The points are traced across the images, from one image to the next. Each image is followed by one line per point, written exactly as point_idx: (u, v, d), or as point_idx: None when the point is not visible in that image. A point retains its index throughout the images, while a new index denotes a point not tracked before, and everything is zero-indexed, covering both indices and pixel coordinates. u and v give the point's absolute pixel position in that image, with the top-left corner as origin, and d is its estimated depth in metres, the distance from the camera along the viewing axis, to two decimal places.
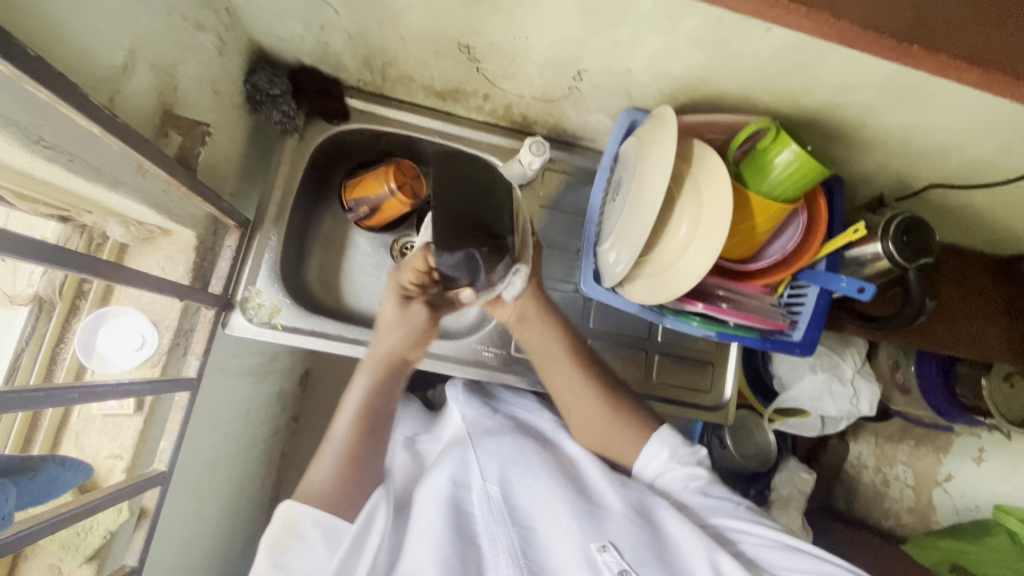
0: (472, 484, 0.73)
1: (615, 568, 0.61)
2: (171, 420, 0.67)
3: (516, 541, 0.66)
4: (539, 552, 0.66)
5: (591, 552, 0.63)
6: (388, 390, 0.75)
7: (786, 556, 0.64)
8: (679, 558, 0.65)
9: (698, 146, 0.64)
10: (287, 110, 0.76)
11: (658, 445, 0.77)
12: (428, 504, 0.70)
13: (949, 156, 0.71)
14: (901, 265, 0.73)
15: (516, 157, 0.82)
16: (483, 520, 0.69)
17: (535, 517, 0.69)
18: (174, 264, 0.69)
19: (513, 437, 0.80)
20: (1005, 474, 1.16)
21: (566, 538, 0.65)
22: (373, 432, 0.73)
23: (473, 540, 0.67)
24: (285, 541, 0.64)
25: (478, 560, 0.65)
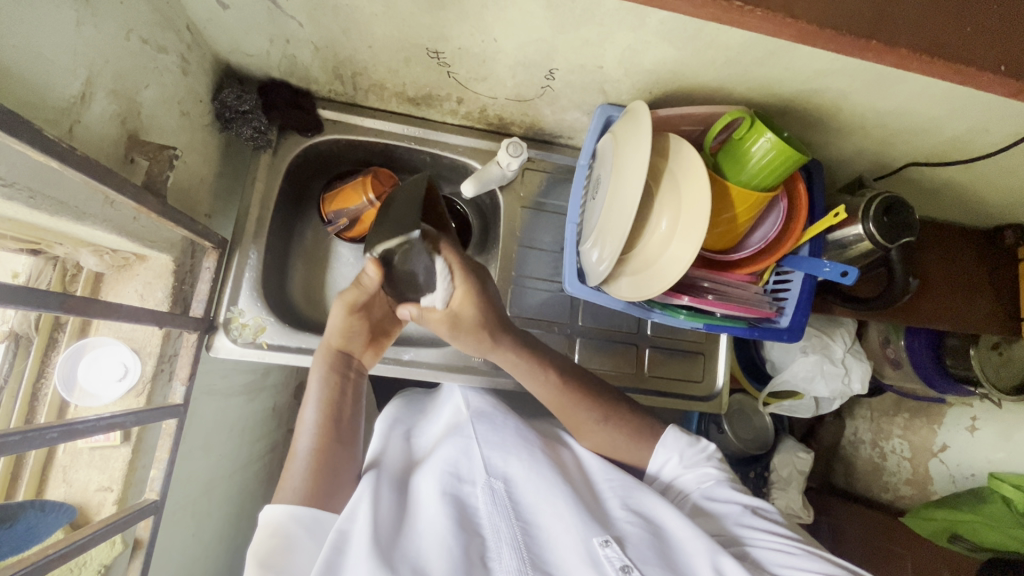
0: (474, 477, 0.73)
1: (618, 563, 0.62)
2: (161, 448, 0.66)
3: (519, 535, 0.65)
4: (541, 545, 0.65)
5: (594, 546, 0.63)
6: (340, 385, 0.76)
7: (795, 559, 0.64)
8: (682, 555, 0.65)
9: (674, 139, 0.63)
10: (258, 126, 0.75)
11: (665, 450, 0.79)
12: (428, 498, 0.70)
13: (925, 135, 0.71)
14: (882, 245, 0.73)
15: (494, 160, 0.81)
16: (488, 513, 0.69)
17: (536, 511, 0.69)
18: (153, 290, 0.67)
19: (517, 433, 0.80)
20: (998, 441, 1.18)
21: (567, 531, 0.65)
22: (338, 425, 0.75)
23: (477, 530, 0.66)
24: (272, 543, 0.62)
25: (481, 551, 0.64)
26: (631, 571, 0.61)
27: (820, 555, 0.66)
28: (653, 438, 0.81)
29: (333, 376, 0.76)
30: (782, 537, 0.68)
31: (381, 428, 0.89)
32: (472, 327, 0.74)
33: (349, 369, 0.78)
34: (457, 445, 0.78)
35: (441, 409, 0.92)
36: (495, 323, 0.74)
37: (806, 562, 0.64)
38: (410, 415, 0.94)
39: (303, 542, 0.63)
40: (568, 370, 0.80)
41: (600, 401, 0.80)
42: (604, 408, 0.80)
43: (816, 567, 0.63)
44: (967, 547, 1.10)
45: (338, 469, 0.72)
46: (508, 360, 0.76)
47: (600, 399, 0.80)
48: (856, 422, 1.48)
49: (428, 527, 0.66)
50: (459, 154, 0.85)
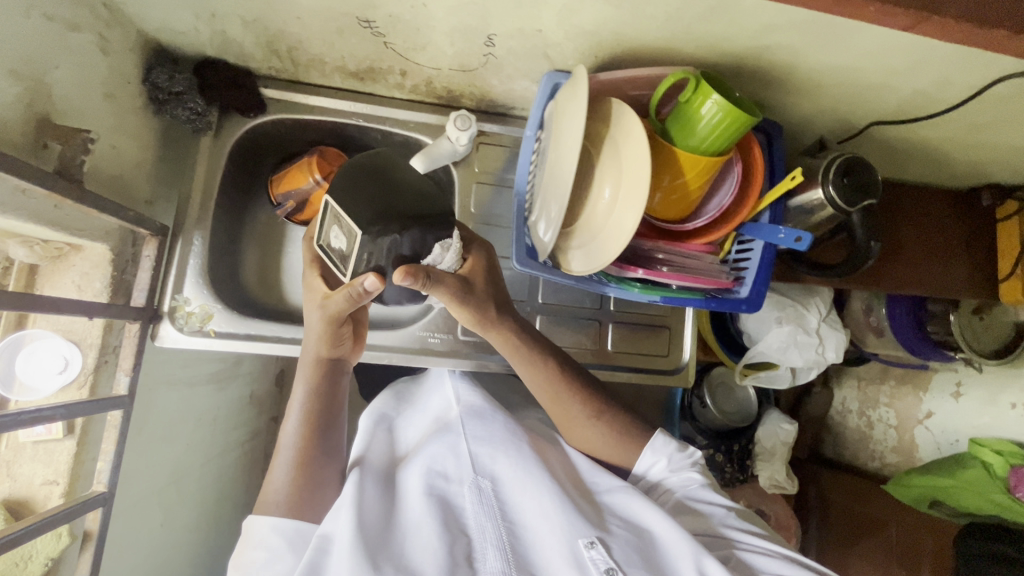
0: (461, 477, 0.72)
1: (603, 566, 0.62)
2: (106, 440, 0.65)
3: (505, 535, 0.65)
4: (527, 547, 0.65)
5: (579, 548, 0.63)
6: (326, 389, 0.76)
7: (780, 563, 0.66)
8: (667, 560, 0.65)
9: (615, 103, 0.60)
10: (195, 107, 0.72)
11: (654, 454, 0.78)
12: (413, 496, 0.69)
13: (886, 91, 0.68)
14: (843, 209, 0.71)
15: (443, 135, 0.78)
16: (474, 512, 0.68)
17: (521, 510, 0.69)
18: (91, 280, 0.66)
19: (508, 429, 0.79)
20: (982, 407, 1.17)
21: (553, 531, 0.65)
22: (324, 432, 0.75)
23: (462, 530, 0.66)
24: (252, 554, 0.64)
25: (467, 551, 0.63)
26: (615, 574, 0.61)
27: (800, 561, 0.67)
28: (640, 442, 0.80)
29: (319, 383, 0.75)
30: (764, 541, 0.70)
31: (365, 422, 0.86)
32: (477, 304, 0.72)
33: (337, 373, 0.77)
34: (445, 442, 0.77)
35: (430, 400, 0.90)
36: (496, 306, 0.75)
37: (788, 566, 0.65)
38: (398, 403, 0.91)
39: (283, 554, 0.64)
40: (566, 363, 0.80)
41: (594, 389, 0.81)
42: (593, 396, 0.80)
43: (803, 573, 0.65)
44: (949, 510, 1.13)
45: (325, 479, 0.73)
46: (510, 343, 0.75)
47: (596, 398, 0.81)
48: (843, 392, 1.47)
49: (415, 527, 0.65)
50: (410, 131, 0.82)
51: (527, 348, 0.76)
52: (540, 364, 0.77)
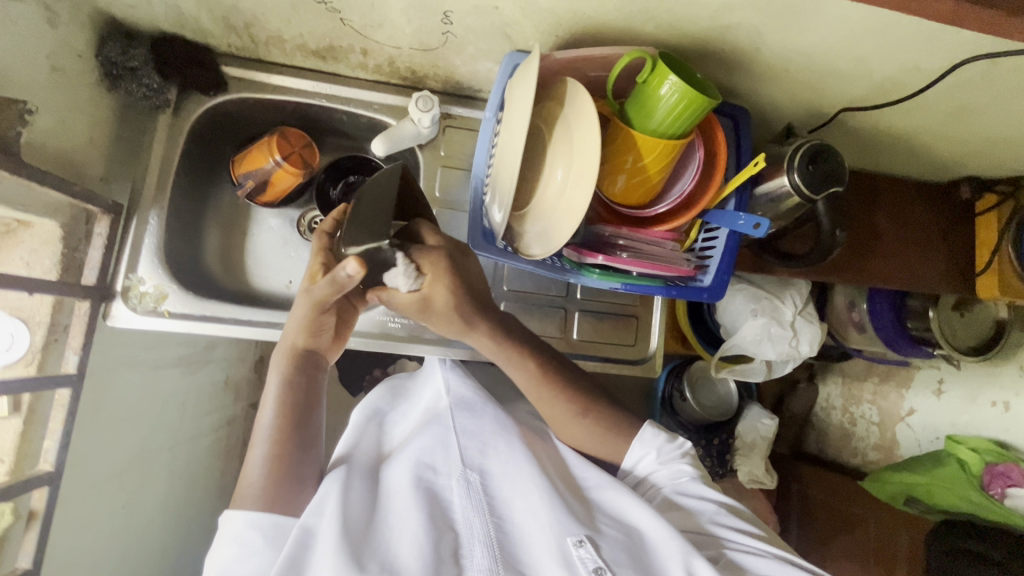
0: (450, 470, 0.71)
1: (591, 565, 0.60)
2: (54, 419, 0.66)
3: (492, 531, 0.64)
4: (515, 544, 0.64)
5: (567, 546, 0.62)
6: (304, 382, 0.73)
7: (772, 564, 0.63)
8: (656, 559, 0.63)
9: (570, 84, 0.59)
10: (151, 83, 0.71)
11: (642, 447, 0.76)
12: (400, 490, 0.68)
13: (854, 76, 0.67)
14: (809, 198, 0.69)
15: (407, 118, 0.77)
16: (462, 507, 0.67)
17: (511, 506, 0.68)
18: (40, 257, 0.64)
19: (497, 425, 0.78)
20: (962, 404, 1.16)
21: (542, 527, 0.64)
22: (303, 427, 0.72)
23: (450, 525, 0.65)
24: (228, 551, 0.61)
25: (453, 547, 0.62)
26: (604, 574, 0.60)
27: (794, 561, 0.64)
28: (629, 432, 0.78)
29: (296, 376, 0.73)
30: (753, 538, 0.67)
31: (357, 417, 0.84)
32: (444, 317, 0.69)
33: (314, 368, 0.74)
34: (434, 434, 0.76)
35: (421, 392, 0.88)
36: (472, 311, 0.70)
37: (783, 568, 0.62)
38: (393, 398, 0.89)
39: (263, 550, 0.61)
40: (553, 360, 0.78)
41: (584, 390, 0.79)
42: (585, 393, 0.78)
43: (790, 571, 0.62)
44: (920, 508, 1.12)
45: (303, 475, 0.70)
46: (490, 341, 0.73)
47: (583, 392, 0.79)
48: (828, 388, 1.46)
49: (401, 521, 0.63)
50: (374, 112, 0.81)
51: (508, 346, 0.74)
52: (520, 364, 0.75)
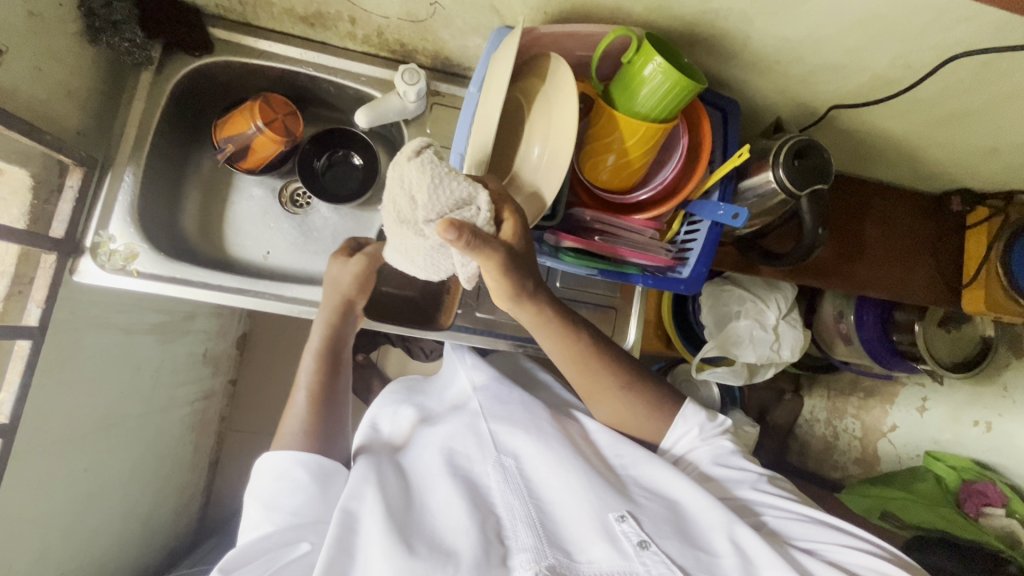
0: (480, 457, 0.70)
1: (635, 538, 0.59)
2: (12, 371, 0.64)
3: (533, 513, 0.63)
4: (556, 522, 0.63)
5: (609, 522, 0.61)
6: (342, 334, 0.77)
7: (812, 529, 0.63)
8: (700, 532, 0.62)
9: (552, 59, 0.58)
10: (133, 39, 0.70)
11: (685, 423, 0.74)
12: (433, 475, 0.67)
13: (844, 72, 0.66)
14: (793, 193, 0.68)
15: (393, 91, 0.76)
16: (500, 491, 0.66)
17: (546, 487, 0.67)
18: (7, 206, 0.64)
19: (522, 407, 0.77)
20: (945, 422, 1.15)
21: (582, 507, 0.63)
22: (336, 374, 0.76)
23: (489, 507, 0.64)
24: (276, 487, 0.64)
25: (497, 528, 0.61)
26: (649, 546, 0.58)
27: (833, 524, 0.64)
28: (671, 410, 0.75)
29: (335, 327, 0.75)
30: (794, 507, 0.66)
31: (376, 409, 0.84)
32: (525, 273, 0.58)
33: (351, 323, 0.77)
34: (462, 423, 0.76)
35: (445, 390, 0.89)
36: (536, 274, 0.61)
37: (826, 534, 0.62)
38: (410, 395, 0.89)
39: (308, 487, 0.64)
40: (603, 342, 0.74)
41: (630, 369, 0.74)
42: (635, 377, 0.75)
43: (839, 540, 0.61)
44: (896, 524, 1.08)
45: (334, 409, 0.74)
46: (542, 317, 0.66)
47: (625, 366, 0.75)
48: (813, 400, 1.44)
49: (441, 502, 0.63)
50: (361, 84, 0.80)
51: (557, 322, 0.68)
52: (570, 340, 0.70)
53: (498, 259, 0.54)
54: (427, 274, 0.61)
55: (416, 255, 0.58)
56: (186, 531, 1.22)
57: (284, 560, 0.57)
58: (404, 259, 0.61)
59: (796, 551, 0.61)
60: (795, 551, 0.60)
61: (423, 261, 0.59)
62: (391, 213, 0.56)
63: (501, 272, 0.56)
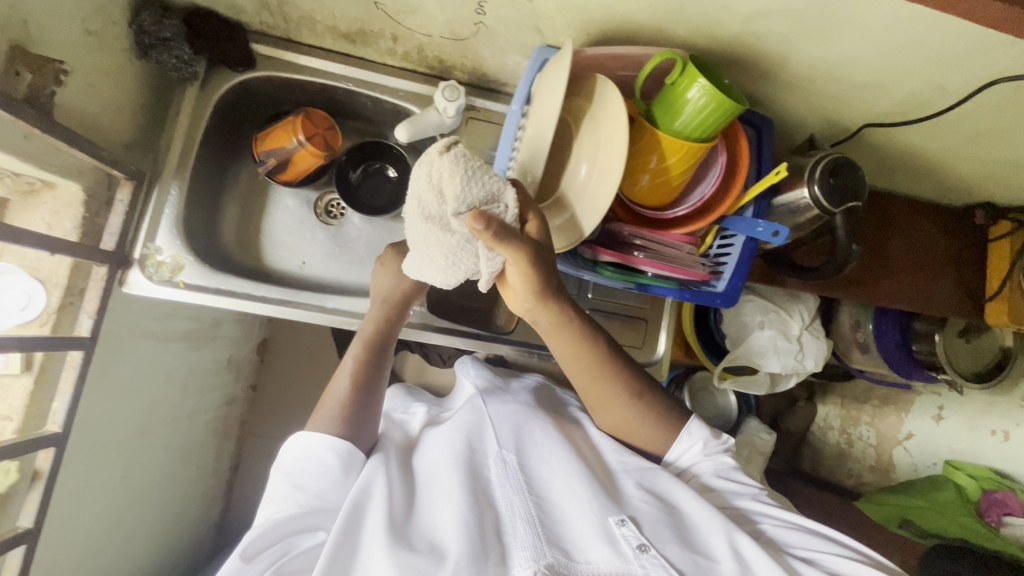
0: (485, 450, 0.71)
1: (634, 542, 0.61)
2: (64, 381, 0.66)
3: (532, 510, 0.64)
4: (557, 522, 0.64)
5: (609, 525, 0.62)
6: (394, 323, 0.74)
7: (808, 538, 0.64)
8: (698, 537, 0.63)
9: (599, 80, 0.60)
10: (181, 55, 0.71)
11: (690, 438, 0.72)
12: (438, 473, 0.69)
13: (878, 92, 0.67)
14: (827, 210, 0.69)
15: (432, 106, 0.77)
16: (500, 486, 0.67)
17: (549, 486, 0.68)
18: (60, 219, 0.65)
19: (527, 409, 0.79)
20: (962, 432, 1.16)
21: (581, 508, 0.64)
22: (382, 361, 0.73)
23: (490, 504, 0.66)
24: (302, 465, 0.64)
25: (495, 524, 0.63)
26: (648, 550, 0.60)
27: (827, 534, 0.66)
28: (677, 422, 0.73)
29: (386, 314, 0.74)
30: (791, 518, 0.67)
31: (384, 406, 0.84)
32: (552, 272, 0.59)
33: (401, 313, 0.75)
34: (468, 419, 0.76)
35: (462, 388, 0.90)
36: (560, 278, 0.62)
37: (821, 543, 0.64)
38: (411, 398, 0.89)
39: (334, 473, 0.64)
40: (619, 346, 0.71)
41: (642, 376, 0.72)
42: (648, 386, 0.72)
43: (834, 548, 0.63)
44: (916, 532, 1.09)
45: (373, 401, 0.71)
46: (561, 319, 0.65)
47: (637, 375, 0.72)
48: (826, 407, 1.45)
49: (443, 501, 0.65)
50: (399, 99, 0.82)
51: (574, 328, 0.66)
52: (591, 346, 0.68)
53: (523, 254, 0.56)
54: (451, 276, 0.62)
55: (439, 254, 0.60)
56: (208, 534, 1.24)
57: (299, 548, 0.60)
58: (427, 263, 0.62)
59: (793, 560, 0.63)
60: (793, 560, 0.62)
61: (442, 261, 0.60)
62: (416, 210, 0.58)
63: (527, 268, 0.57)
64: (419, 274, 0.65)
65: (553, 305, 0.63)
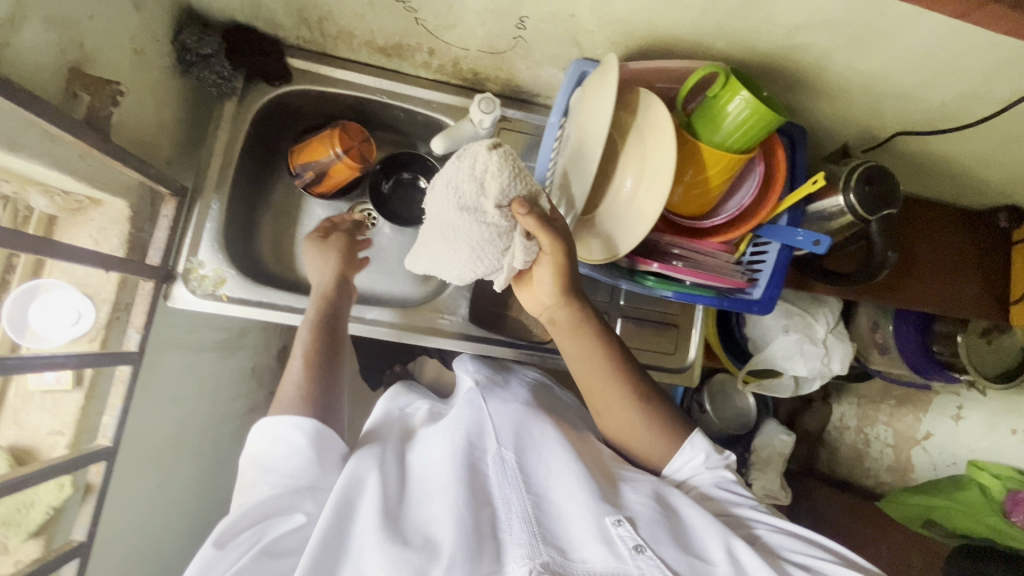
0: (484, 446, 0.65)
1: (631, 543, 0.54)
2: (113, 395, 0.66)
3: (530, 507, 0.59)
4: (553, 520, 0.58)
5: (605, 523, 0.56)
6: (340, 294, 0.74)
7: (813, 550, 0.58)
8: (699, 544, 0.56)
9: (642, 94, 0.61)
10: (221, 71, 0.72)
11: (691, 448, 0.67)
12: (434, 469, 0.63)
13: (913, 101, 0.68)
14: (862, 217, 0.70)
15: (467, 118, 0.77)
16: (497, 482, 0.62)
17: (547, 480, 0.62)
18: (108, 235, 0.66)
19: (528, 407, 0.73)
20: (980, 431, 1.16)
21: (578, 505, 0.58)
22: (337, 328, 0.71)
23: (487, 500, 0.59)
24: (273, 448, 0.60)
25: (491, 521, 0.57)
26: (644, 551, 0.54)
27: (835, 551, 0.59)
28: (678, 431, 0.68)
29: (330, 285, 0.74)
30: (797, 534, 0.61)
31: (383, 402, 0.79)
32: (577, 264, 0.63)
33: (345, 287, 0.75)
34: (467, 410, 0.70)
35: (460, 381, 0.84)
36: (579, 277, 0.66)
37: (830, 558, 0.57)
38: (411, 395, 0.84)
39: (307, 454, 0.60)
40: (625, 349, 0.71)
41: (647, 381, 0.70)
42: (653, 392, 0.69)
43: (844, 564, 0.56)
44: (941, 533, 1.09)
45: (336, 370, 0.68)
46: (580, 319, 0.67)
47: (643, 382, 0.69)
48: (842, 407, 1.46)
49: (434, 499, 0.59)
50: (433, 111, 0.82)
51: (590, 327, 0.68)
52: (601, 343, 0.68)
53: (562, 246, 0.60)
54: (470, 269, 0.62)
55: (463, 249, 0.61)
56: None
57: (276, 531, 0.56)
58: (449, 255, 0.62)
59: (790, 568, 0.57)
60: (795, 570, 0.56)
61: (462, 255, 0.61)
62: (450, 200, 0.59)
63: (561, 261, 0.62)
64: (433, 269, 0.65)
65: (579, 303, 0.67)
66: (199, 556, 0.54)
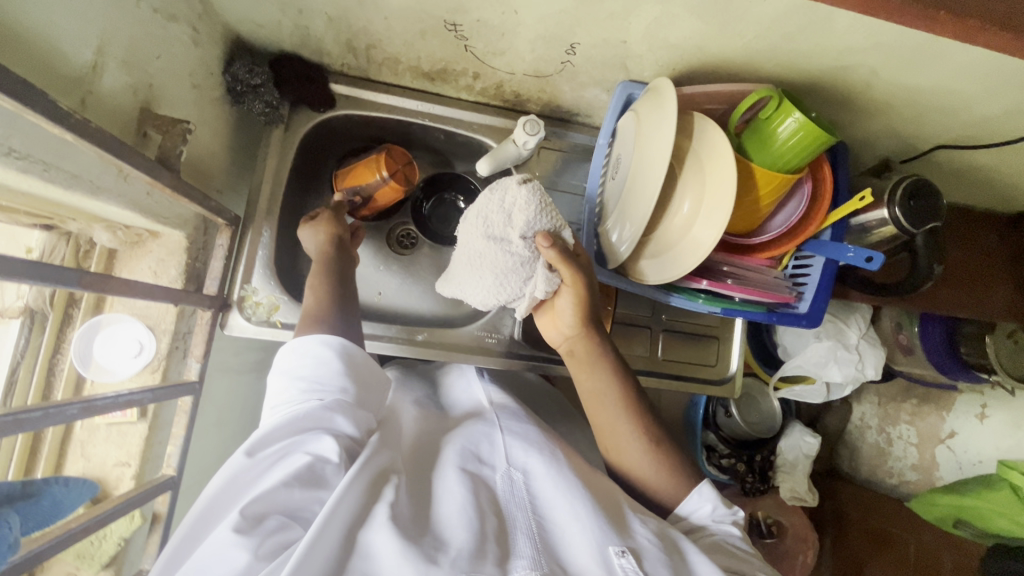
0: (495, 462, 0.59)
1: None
2: (177, 425, 0.67)
3: (531, 527, 0.52)
4: (554, 541, 0.51)
5: (605, 552, 0.49)
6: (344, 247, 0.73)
7: None
8: None
9: (698, 118, 0.63)
10: (270, 100, 0.73)
11: (701, 497, 0.62)
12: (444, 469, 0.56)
13: (955, 114, 0.69)
14: (907, 230, 0.71)
15: (510, 138, 0.78)
16: (502, 498, 0.55)
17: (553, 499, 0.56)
18: (167, 267, 0.67)
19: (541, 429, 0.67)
20: (1005, 429, 1.11)
21: (578, 529, 0.51)
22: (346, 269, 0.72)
23: (494, 512, 0.53)
24: (306, 369, 0.58)
25: (495, 532, 0.50)
26: None
27: None
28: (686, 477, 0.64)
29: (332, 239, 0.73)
30: None
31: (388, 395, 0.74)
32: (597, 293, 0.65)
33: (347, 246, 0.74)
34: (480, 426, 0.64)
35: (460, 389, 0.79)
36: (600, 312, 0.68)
37: None
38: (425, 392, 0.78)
39: (336, 364, 0.58)
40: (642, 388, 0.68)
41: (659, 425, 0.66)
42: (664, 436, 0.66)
43: None
44: (974, 533, 1.03)
45: (350, 301, 0.68)
46: (595, 352, 0.66)
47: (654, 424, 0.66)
48: (863, 406, 1.43)
49: (445, 499, 0.52)
50: (473, 132, 0.83)
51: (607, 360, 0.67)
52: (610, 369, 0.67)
53: (582, 279, 0.63)
54: (493, 294, 0.67)
55: (489, 273, 0.66)
56: None
57: (306, 445, 0.52)
58: (476, 278, 0.68)
59: None
60: None
61: (489, 279, 0.66)
62: (480, 229, 0.65)
63: (583, 291, 0.63)
64: (462, 290, 0.71)
65: (595, 335, 0.66)
66: (228, 466, 0.50)
